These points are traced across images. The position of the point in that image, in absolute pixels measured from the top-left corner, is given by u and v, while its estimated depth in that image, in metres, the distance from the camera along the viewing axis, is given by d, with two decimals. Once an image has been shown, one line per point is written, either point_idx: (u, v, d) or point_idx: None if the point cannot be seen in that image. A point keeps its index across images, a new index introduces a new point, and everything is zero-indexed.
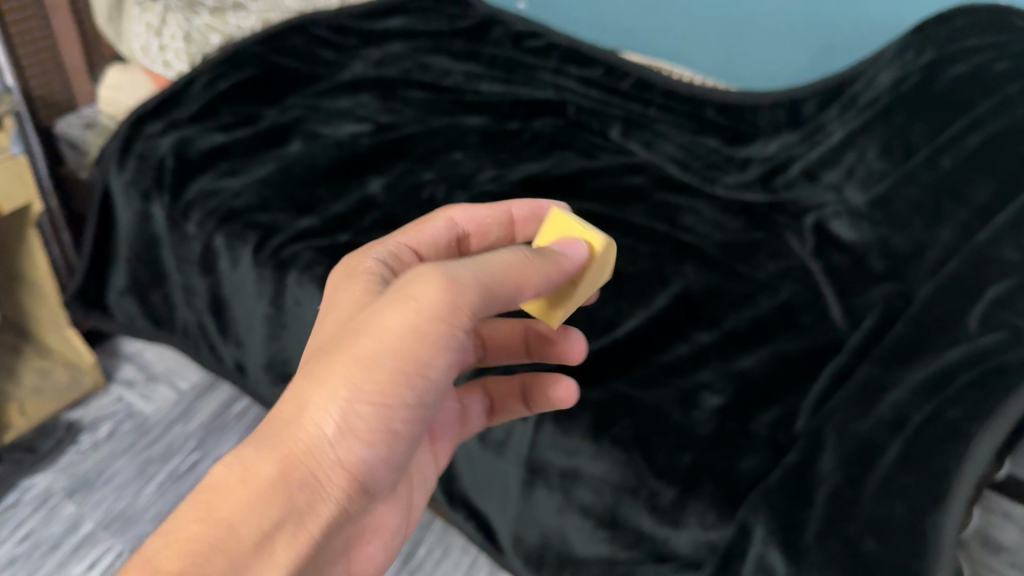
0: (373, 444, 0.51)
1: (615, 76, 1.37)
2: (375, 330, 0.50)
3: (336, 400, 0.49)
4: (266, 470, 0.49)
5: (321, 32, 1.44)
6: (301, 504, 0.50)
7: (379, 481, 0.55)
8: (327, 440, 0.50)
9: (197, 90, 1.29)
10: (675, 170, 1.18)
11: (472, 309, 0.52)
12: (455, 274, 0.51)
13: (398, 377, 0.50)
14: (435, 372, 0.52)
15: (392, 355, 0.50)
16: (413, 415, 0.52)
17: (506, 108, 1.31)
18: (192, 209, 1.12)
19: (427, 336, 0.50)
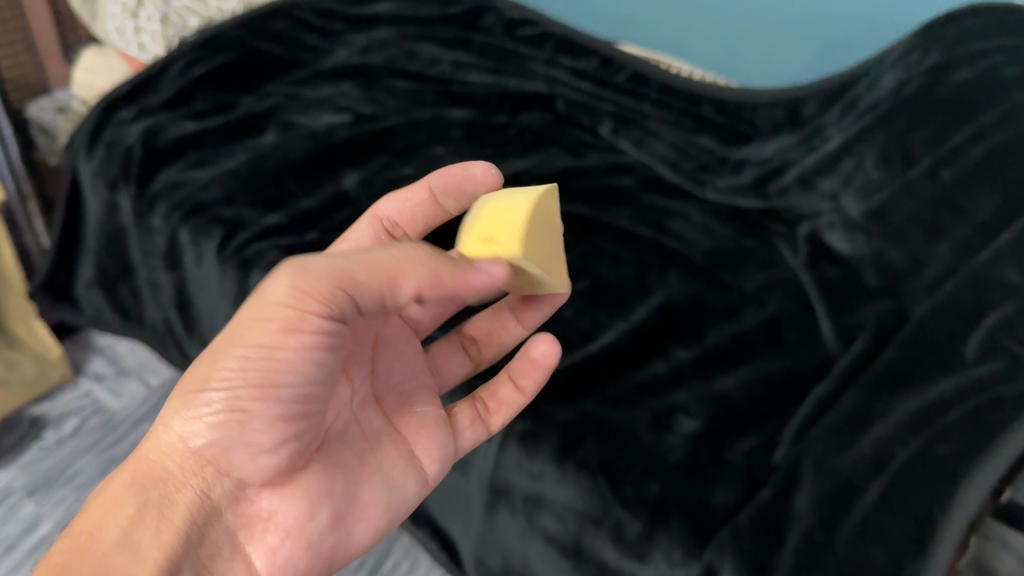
0: (216, 433, 0.58)
1: (610, 69, 1.31)
2: (217, 347, 0.58)
3: (191, 410, 0.58)
4: (141, 474, 0.58)
5: (305, 17, 1.39)
6: (159, 498, 0.58)
7: (235, 465, 0.59)
8: (179, 445, 0.58)
9: (172, 76, 1.24)
10: (665, 170, 1.12)
11: (272, 312, 0.56)
12: (265, 290, 0.57)
13: (232, 366, 0.56)
14: (248, 369, 0.56)
15: (211, 367, 0.57)
16: (246, 409, 0.57)
17: (493, 100, 1.26)
18: (158, 202, 1.08)
19: (240, 342, 0.57)
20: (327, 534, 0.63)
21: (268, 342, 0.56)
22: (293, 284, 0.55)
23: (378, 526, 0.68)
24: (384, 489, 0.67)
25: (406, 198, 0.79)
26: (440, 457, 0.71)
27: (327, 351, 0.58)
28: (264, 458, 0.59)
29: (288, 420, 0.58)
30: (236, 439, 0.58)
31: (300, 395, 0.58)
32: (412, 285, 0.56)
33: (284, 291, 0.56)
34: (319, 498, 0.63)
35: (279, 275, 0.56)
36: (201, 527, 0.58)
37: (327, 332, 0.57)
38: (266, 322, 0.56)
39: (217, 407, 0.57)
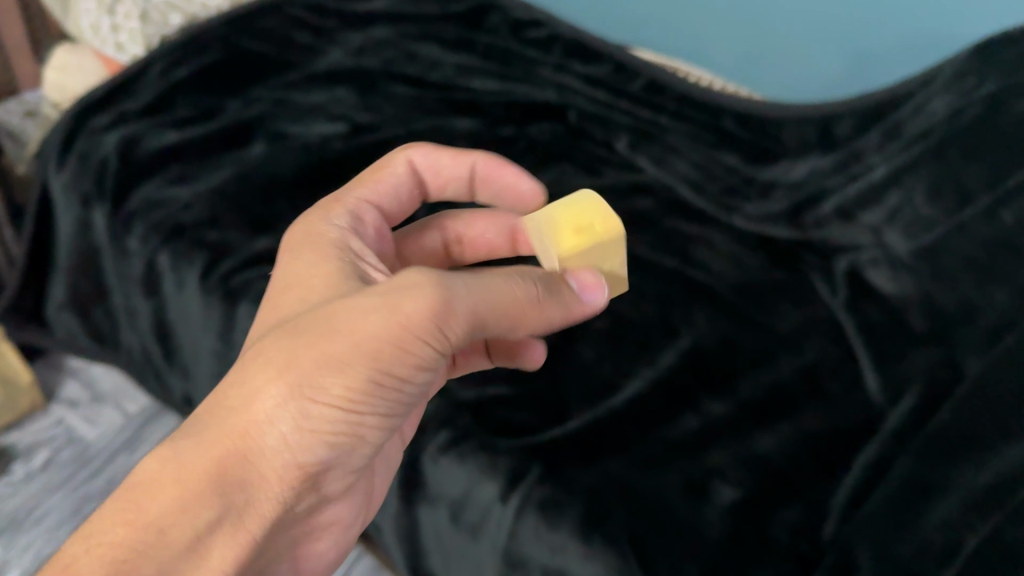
0: (327, 451, 0.50)
1: (625, 76, 1.23)
2: (332, 349, 0.49)
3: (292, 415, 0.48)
4: (212, 468, 0.47)
5: (297, 13, 1.29)
6: (239, 505, 0.47)
7: (321, 481, 0.53)
8: (275, 452, 0.48)
9: (152, 78, 1.15)
10: (687, 192, 1.04)
11: (411, 340, 0.50)
12: (404, 309, 0.49)
13: (373, 375, 0.49)
14: (381, 393, 0.51)
15: (324, 372, 0.48)
16: (362, 430, 0.51)
17: (499, 109, 1.17)
18: (135, 222, 0.98)
19: (375, 358, 0.49)
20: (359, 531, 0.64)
21: (401, 369, 0.50)
22: (438, 318, 0.50)
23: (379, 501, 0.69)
24: (391, 467, 0.69)
25: (447, 166, 0.73)
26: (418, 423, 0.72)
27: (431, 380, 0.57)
28: (348, 476, 0.55)
29: (384, 444, 0.55)
30: (337, 456, 0.51)
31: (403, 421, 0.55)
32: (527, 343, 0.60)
33: (436, 307, 0.50)
34: (362, 502, 0.63)
35: (421, 301, 0.49)
36: (264, 546, 0.51)
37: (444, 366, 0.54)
38: (408, 351, 0.50)
39: (328, 423, 0.49)
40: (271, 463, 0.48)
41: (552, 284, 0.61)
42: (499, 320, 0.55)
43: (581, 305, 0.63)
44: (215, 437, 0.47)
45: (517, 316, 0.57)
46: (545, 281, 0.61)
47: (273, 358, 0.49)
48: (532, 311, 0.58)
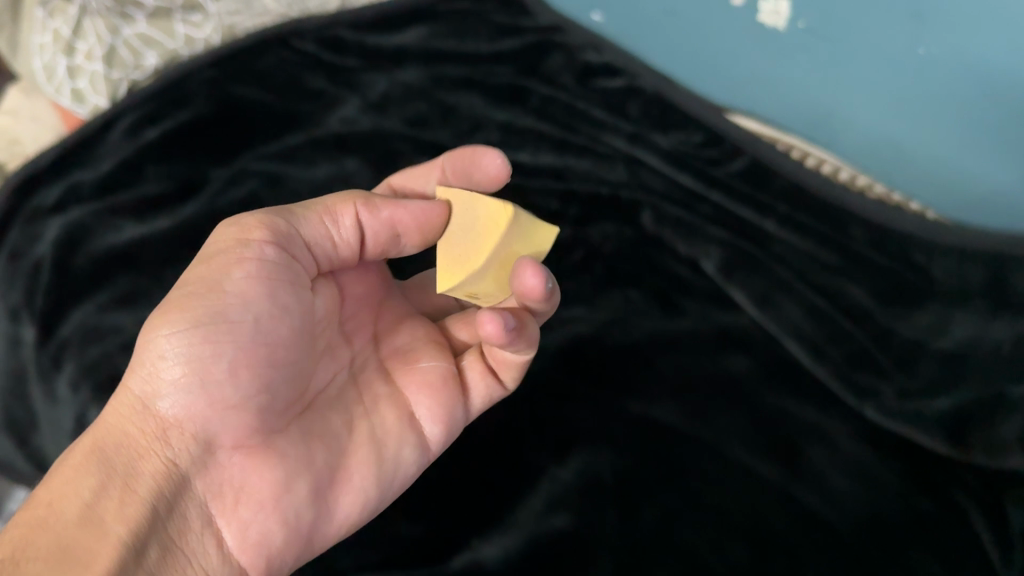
0: (176, 389, 0.59)
1: (722, 153, 0.95)
2: (173, 299, 0.61)
3: (150, 368, 0.59)
4: (106, 444, 0.58)
5: (305, 47, 1.01)
6: (123, 468, 0.58)
7: (199, 424, 0.59)
8: (134, 413, 0.59)
9: (115, 140, 0.91)
10: (799, 351, 0.77)
11: (212, 259, 0.61)
12: (211, 244, 0.62)
13: (190, 305, 0.60)
14: (197, 308, 0.60)
15: (165, 319, 0.60)
16: (198, 352, 0.59)
17: (554, 201, 0.90)
18: (66, 358, 0.76)
19: (194, 279, 0.61)
20: (304, 509, 0.61)
21: (217, 279, 0.60)
22: (238, 224, 0.62)
23: (367, 500, 0.65)
24: (374, 460, 0.65)
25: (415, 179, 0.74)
26: (444, 419, 0.69)
27: (276, 284, 0.61)
28: (226, 413, 0.59)
29: (242, 355, 0.59)
30: (199, 385, 0.59)
31: (253, 336, 0.60)
32: (351, 212, 0.66)
33: (231, 230, 0.62)
34: (293, 470, 0.61)
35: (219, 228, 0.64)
36: (171, 498, 0.58)
37: (266, 261, 0.61)
38: (211, 260, 0.61)
39: (178, 362, 0.59)
40: (135, 421, 0.59)
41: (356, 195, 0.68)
42: (308, 219, 0.65)
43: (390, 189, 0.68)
44: (106, 431, 0.59)
45: (323, 205, 0.65)
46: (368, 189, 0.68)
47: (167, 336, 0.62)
48: (336, 200, 0.66)
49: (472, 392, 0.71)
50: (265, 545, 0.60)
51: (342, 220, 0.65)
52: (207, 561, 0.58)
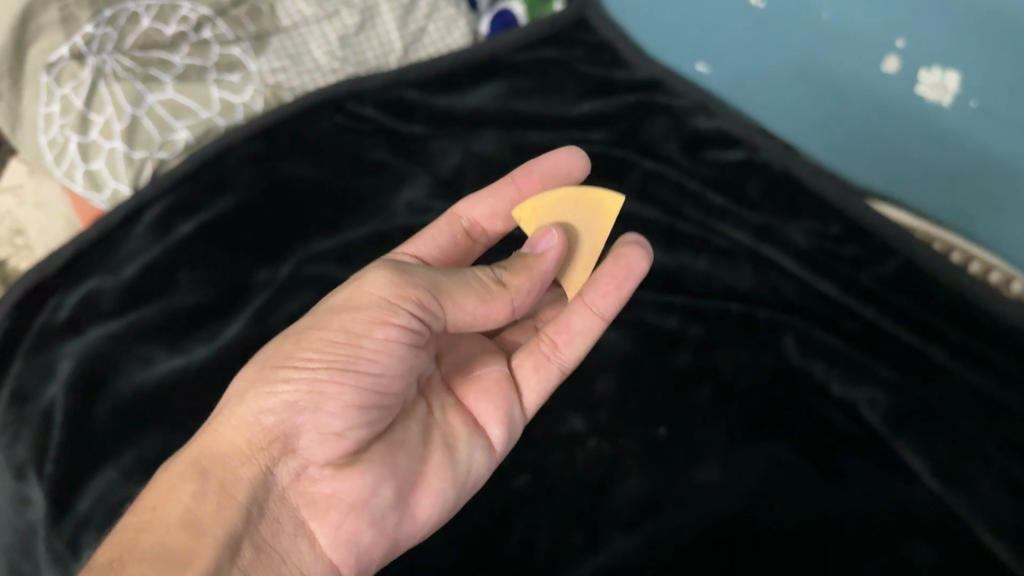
0: (289, 410, 0.52)
1: (869, 250, 0.79)
2: (309, 329, 0.54)
3: (267, 382, 0.53)
4: (201, 443, 0.53)
5: (364, 111, 0.85)
6: (224, 475, 0.51)
7: (303, 444, 0.52)
8: (241, 422, 0.52)
9: (142, 237, 0.75)
10: (999, 546, 0.60)
11: (358, 302, 0.53)
12: (365, 286, 0.53)
13: (330, 335, 0.52)
14: (328, 349, 0.52)
15: (296, 346, 0.53)
16: (319, 387, 0.52)
17: (673, 319, 0.74)
18: (87, 543, 0.60)
19: (335, 317, 0.53)
20: (390, 512, 0.55)
21: (356, 326, 0.52)
22: (393, 280, 0.53)
23: (447, 500, 0.58)
24: (449, 463, 0.58)
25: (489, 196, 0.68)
26: (506, 420, 0.62)
27: (408, 351, 0.54)
28: (331, 443, 0.52)
29: (366, 405, 0.52)
30: (312, 415, 0.52)
31: (379, 385, 0.53)
32: (508, 307, 0.56)
33: (385, 281, 0.53)
34: (383, 473, 0.54)
35: (383, 261, 0.54)
36: (263, 501, 0.51)
37: (412, 332, 0.53)
38: (360, 310, 0.52)
39: (299, 388, 0.52)
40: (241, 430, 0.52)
41: (513, 263, 0.58)
42: (467, 301, 0.55)
43: (538, 259, 0.57)
44: (204, 435, 0.53)
45: (483, 293, 0.55)
46: (519, 260, 0.57)
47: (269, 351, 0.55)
48: (497, 289, 0.56)
49: (526, 390, 0.64)
50: (357, 544, 0.54)
51: (497, 312, 0.56)
52: (298, 558, 0.52)
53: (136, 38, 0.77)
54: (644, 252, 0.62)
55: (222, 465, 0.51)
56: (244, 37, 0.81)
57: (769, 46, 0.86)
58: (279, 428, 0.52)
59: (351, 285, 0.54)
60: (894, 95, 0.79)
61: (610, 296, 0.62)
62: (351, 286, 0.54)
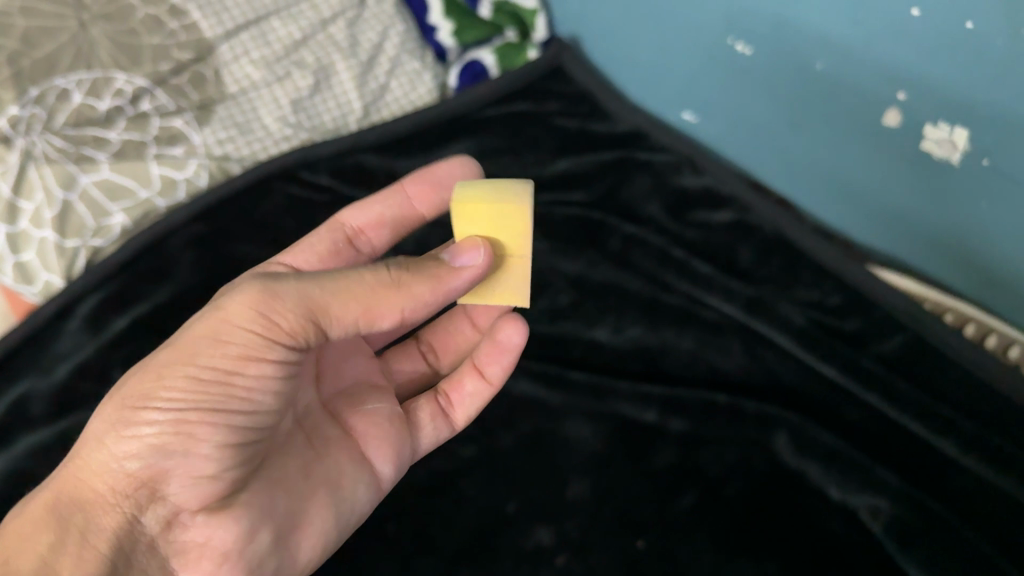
0: (155, 453, 0.45)
1: (873, 325, 0.71)
2: (169, 358, 0.47)
3: (126, 423, 0.46)
4: (65, 481, 0.46)
5: (318, 179, 0.79)
6: (82, 524, 0.44)
7: (171, 489, 0.46)
8: (100, 467, 0.45)
9: (74, 333, 0.69)
10: None
11: (224, 335, 0.46)
12: (228, 311, 0.46)
13: (192, 369, 0.46)
14: (193, 383, 0.46)
15: (156, 380, 0.46)
16: (186, 427, 0.45)
17: (651, 411, 0.66)
18: None
19: (197, 357, 0.46)
20: (269, 558, 0.49)
21: (226, 361, 0.45)
22: (261, 303, 0.45)
23: (328, 543, 0.53)
24: (334, 501, 0.53)
25: (378, 205, 0.63)
26: (395, 457, 0.57)
27: (284, 382, 0.48)
28: (203, 487, 0.46)
29: (239, 440, 0.47)
30: (182, 457, 0.45)
31: (253, 419, 0.47)
32: (395, 316, 0.47)
33: (251, 308, 0.45)
34: (258, 517, 0.48)
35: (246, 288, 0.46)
36: (128, 550, 0.45)
37: (287, 362, 0.47)
38: (224, 342, 0.45)
39: (163, 427, 0.45)
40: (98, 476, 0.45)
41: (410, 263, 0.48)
42: (345, 316, 0.46)
43: (452, 273, 0.48)
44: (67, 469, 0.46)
45: (366, 303, 0.46)
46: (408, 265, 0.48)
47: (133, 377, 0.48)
48: (383, 291, 0.46)
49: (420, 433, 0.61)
50: None
51: (386, 319, 0.47)
52: None
53: (68, 116, 0.71)
54: (519, 324, 0.59)
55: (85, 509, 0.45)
56: (187, 107, 0.76)
57: (757, 94, 0.79)
58: (148, 466, 0.45)
59: (214, 309, 0.47)
60: (897, 150, 0.71)
61: (494, 365, 0.61)
62: (214, 310, 0.47)
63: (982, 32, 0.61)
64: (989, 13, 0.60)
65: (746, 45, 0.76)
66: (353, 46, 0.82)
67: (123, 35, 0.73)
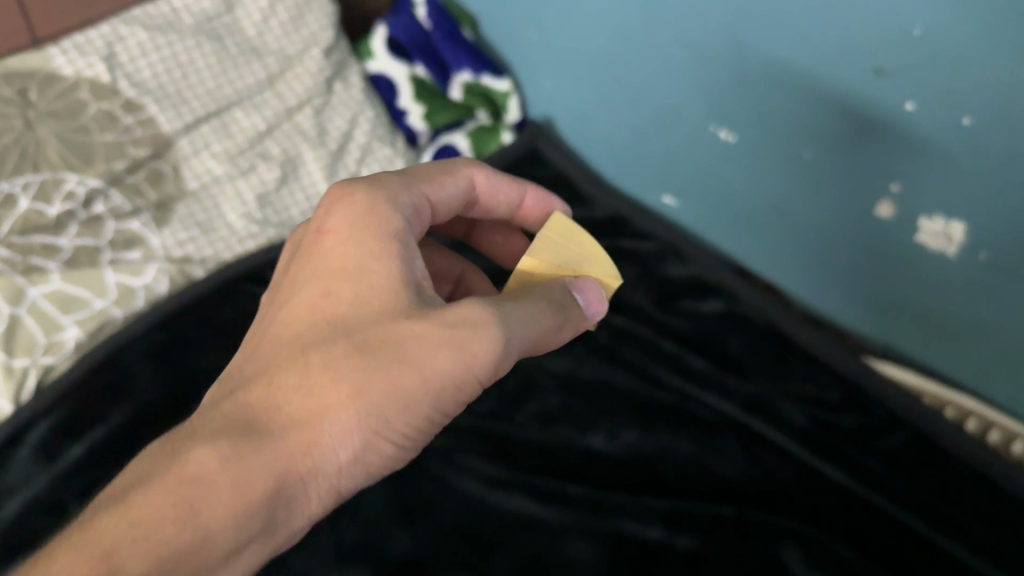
0: (351, 466, 0.42)
1: (872, 420, 0.69)
2: (379, 377, 0.41)
3: (338, 438, 0.41)
4: (216, 498, 0.38)
5: None
6: (292, 512, 0.41)
7: (346, 489, 0.43)
8: (324, 476, 0.41)
9: (23, 465, 0.62)
10: None
11: (433, 385, 0.42)
12: (472, 348, 0.41)
13: (404, 398, 0.41)
14: (413, 413, 0.42)
15: (368, 398, 0.41)
16: (370, 457, 0.43)
17: (653, 521, 0.62)
18: None
19: (402, 406, 0.41)
20: None
21: (431, 405, 0.42)
22: (509, 326, 0.43)
23: None
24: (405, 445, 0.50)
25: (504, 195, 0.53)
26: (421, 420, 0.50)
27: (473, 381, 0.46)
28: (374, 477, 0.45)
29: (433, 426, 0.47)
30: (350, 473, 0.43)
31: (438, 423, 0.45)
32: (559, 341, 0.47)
33: (488, 352, 0.42)
34: None
35: (497, 345, 0.42)
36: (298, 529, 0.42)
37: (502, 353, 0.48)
38: (465, 374, 0.42)
39: (370, 441, 0.42)
40: (319, 477, 0.41)
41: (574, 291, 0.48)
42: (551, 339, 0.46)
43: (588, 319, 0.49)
44: (226, 478, 0.38)
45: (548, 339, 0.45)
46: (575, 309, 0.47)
47: (326, 385, 0.41)
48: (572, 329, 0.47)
49: None
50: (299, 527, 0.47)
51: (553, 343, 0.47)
52: None
53: (12, 224, 0.66)
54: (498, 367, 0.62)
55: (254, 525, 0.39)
56: (144, 207, 0.71)
57: (739, 179, 0.77)
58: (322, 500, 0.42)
59: (440, 320, 0.42)
60: (890, 242, 0.70)
61: None
62: (441, 321, 0.42)
63: (978, 129, 0.60)
64: (985, 111, 0.58)
65: (729, 131, 0.75)
66: (321, 135, 0.79)
67: (73, 134, 0.68)
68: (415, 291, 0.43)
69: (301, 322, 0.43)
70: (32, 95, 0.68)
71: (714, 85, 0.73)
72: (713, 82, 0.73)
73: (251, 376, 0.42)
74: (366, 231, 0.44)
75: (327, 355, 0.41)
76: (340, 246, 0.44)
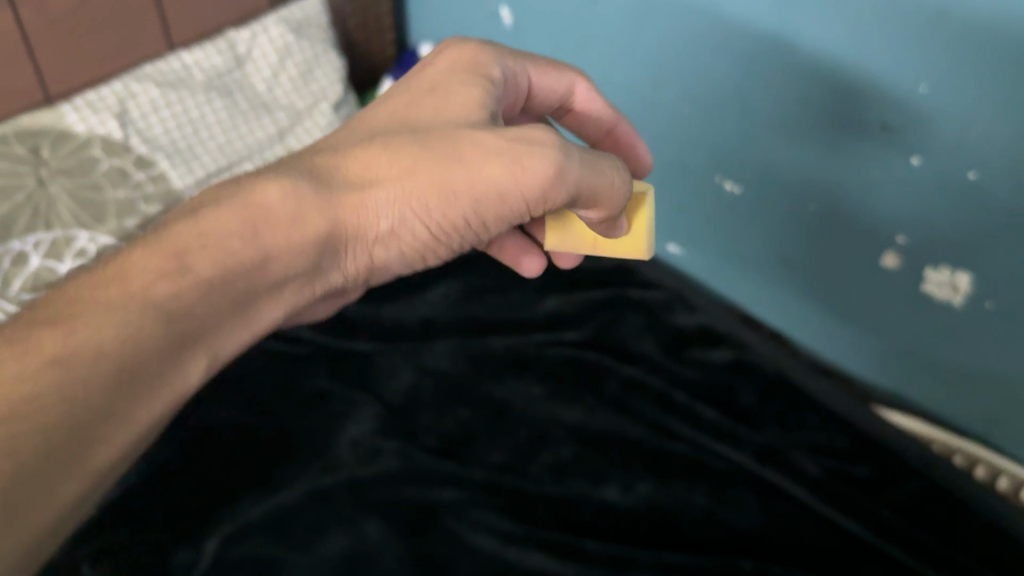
0: (395, 224, 0.48)
1: (884, 468, 0.69)
2: (441, 173, 0.45)
3: (390, 208, 0.47)
4: (68, 386, 0.36)
5: (299, 334, 0.78)
6: (246, 299, 0.44)
7: (379, 253, 0.49)
8: (375, 217, 0.47)
9: None
10: None
11: (494, 191, 0.45)
12: (526, 169, 0.44)
13: (455, 202, 0.46)
14: (462, 212, 0.47)
15: (430, 183, 0.46)
16: (404, 233, 0.49)
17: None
18: None
19: (447, 202, 0.46)
20: None
21: (481, 211, 0.47)
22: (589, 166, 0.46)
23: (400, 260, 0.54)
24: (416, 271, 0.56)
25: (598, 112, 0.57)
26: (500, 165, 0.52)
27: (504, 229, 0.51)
28: (387, 258, 0.50)
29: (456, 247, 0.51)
30: (324, 257, 0.47)
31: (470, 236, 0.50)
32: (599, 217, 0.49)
33: (536, 178, 0.44)
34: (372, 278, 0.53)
35: (551, 165, 0.44)
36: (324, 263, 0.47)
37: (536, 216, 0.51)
38: (517, 189, 0.45)
39: (407, 217, 0.47)
40: (364, 223, 0.47)
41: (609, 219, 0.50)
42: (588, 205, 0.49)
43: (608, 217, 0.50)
44: (90, 323, 0.38)
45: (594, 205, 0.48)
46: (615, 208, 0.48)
47: (231, 221, 0.43)
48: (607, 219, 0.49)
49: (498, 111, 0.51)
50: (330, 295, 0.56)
51: (592, 215, 0.49)
52: None
53: (23, 280, 0.67)
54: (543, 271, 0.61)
55: (100, 417, 0.37)
56: None
57: (746, 228, 0.78)
58: (195, 366, 0.42)
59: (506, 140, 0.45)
60: (897, 292, 0.70)
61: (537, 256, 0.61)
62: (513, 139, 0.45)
63: (985, 183, 0.59)
64: (993, 165, 0.58)
65: (735, 182, 0.76)
66: None
67: (83, 190, 0.71)
68: (488, 113, 0.48)
69: (382, 124, 0.49)
70: (44, 154, 0.70)
71: (721, 137, 0.74)
72: (716, 136, 0.74)
73: (347, 147, 0.48)
74: (459, 65, 0.50)
75: (404, 161, 0.46)
76: (439, 78, 0.49)
